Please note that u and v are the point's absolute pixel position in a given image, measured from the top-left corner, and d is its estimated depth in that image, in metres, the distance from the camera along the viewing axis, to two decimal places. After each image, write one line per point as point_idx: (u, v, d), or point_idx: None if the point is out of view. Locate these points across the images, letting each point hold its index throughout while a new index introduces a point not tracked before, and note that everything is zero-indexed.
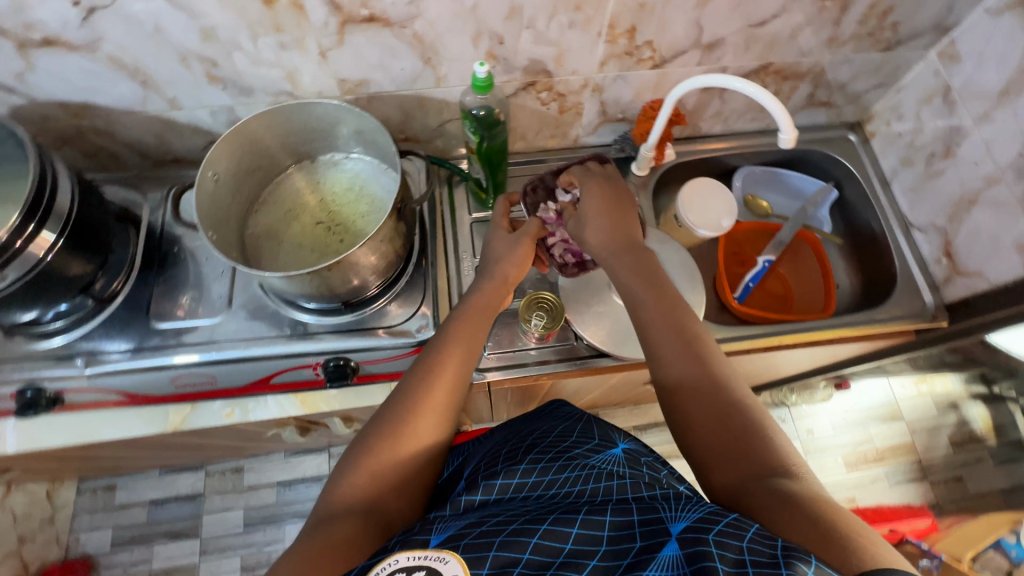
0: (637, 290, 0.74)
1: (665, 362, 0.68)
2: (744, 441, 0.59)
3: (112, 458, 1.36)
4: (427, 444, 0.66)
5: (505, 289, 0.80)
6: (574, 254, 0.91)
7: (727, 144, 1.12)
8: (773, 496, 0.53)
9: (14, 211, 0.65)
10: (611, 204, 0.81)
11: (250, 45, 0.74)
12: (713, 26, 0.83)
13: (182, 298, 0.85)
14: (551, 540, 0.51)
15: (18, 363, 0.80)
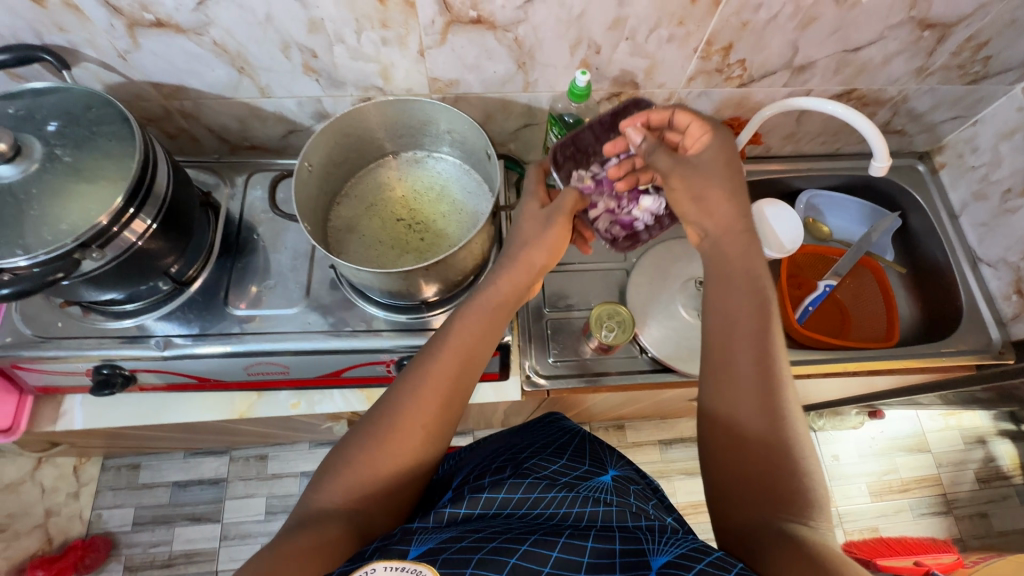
0: (726, 283, 0.60)
1: (725, 369, 0.57)
2: (779, 476, 0.52)
3: (142, 436, 1.35)
4: (415, 455, 0.59)
5: (524, 279, 0.70)
6: (624, 227, 0.82)
7: (794, 166, 1.12)
8: (788, 542, 0.48)
9: (119, 194, 0.64)
10: (713, 167, 0.64)
11: (354, 38, 0.74)
12: (808, 48, 0.82)
13: (259, 287, 0.85)
14: (529, 562, 0.49)
15: (95, 341, 0.79)
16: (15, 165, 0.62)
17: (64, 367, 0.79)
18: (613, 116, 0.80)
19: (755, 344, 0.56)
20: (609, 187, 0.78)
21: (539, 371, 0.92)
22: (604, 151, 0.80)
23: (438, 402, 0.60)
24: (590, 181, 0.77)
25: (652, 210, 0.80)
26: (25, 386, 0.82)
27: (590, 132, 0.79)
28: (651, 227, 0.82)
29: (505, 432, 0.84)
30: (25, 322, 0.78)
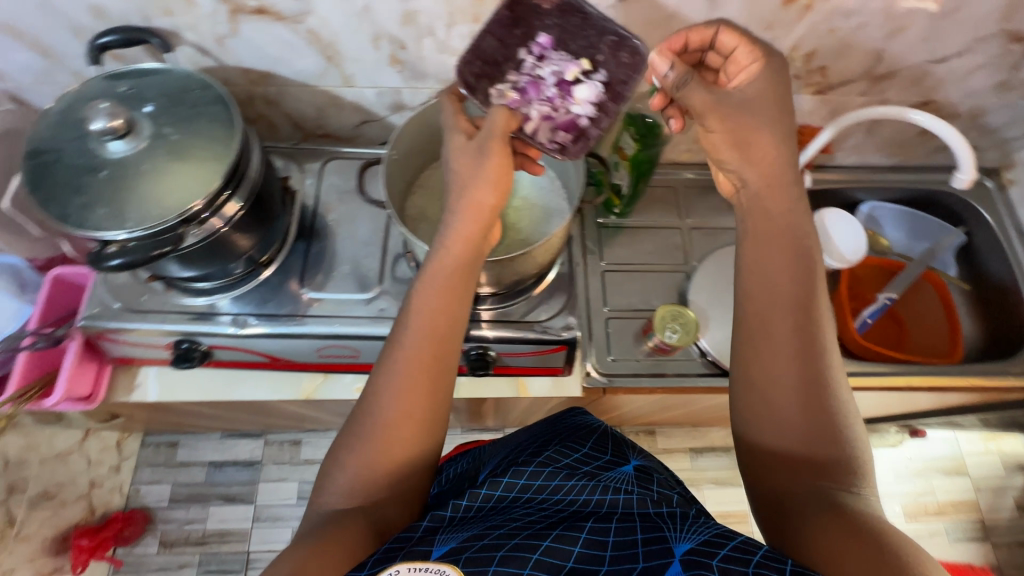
0: (763, 251, 0.58)
1: (752, 346, 0.56)
2: (817, 444, 0.52)
3: (183, 413, 1.34)
4: (424, 423, 0.58)
5: (483, 222, 0.63)
6: (567, 129, 0.69)
7: (858, 178, 1.11)
8: (826, 512, 0.48)
9: (218, 174, 0.66)
10: (746, 110, 0.61)
11: (444, 32, 0.75)
12: (892, 57, 0.82)
13: (330, 272, 0.87)
14: (552, 556, 0.49)
15: (175, 316, 0.81)
16: (126, 142, 0.65)
17: (145, 340, 0.81)
18: (509, 13, 0.67)
19: (785, 314, 0.56)
20: (536, 93, 0.68)
21: (599, 370, 0.93)
22: (517, 54, 0.69)
23: (432, 365, 0.59)
24: (513, 94, 0.67)
25: (590, 99, 0.68)
26: (105, 355, 0.84)
27: (494, 33, 0.68)
28: (597, 120, 0.69)
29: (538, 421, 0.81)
30: (112, 295, 0.81)
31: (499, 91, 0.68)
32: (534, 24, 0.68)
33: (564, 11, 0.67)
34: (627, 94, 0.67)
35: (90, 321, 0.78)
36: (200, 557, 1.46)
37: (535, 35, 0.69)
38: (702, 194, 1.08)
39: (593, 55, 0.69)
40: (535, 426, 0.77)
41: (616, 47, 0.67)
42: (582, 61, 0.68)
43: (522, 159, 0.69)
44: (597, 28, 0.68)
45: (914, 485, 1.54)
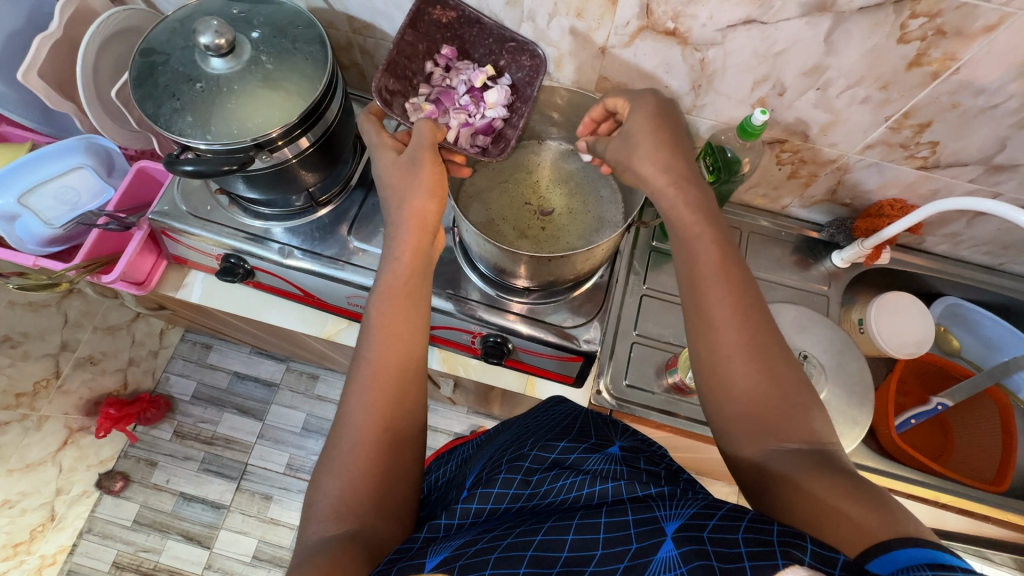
0: (691, 245, 0.62)
1: (702, 324, 0.59)
2: (774, 417, 0.53)
3: (219, 320, 1.43)
4: (401, 369, 0.63)
5: (433, 220, 0.67)
6: (485, 133, 0.77)
7: (943, 269, 1.02)
8: (791, 477, 0.49)
9: (303, 107, 0.70)
10: (650, 132, 0.65)
11: (544, 21, 0.75)
12: (1018, 149, 0.74)
13: (380, 225, 0.89)
14: (547, 550, 0.47)
15: (229, 231, 0.85)
16: (225, 61, 0.69)
17: (202, 246, 0.87)
18: (413, 30, 0.73)
19: (717, 308, 0.58)
20: (449, 104, 0.77)
21: (610, 391, 0.91)
22: (424, 67, 0.77)
23: (410, 292, 0.66)
24: (428, 107, 0.76)
25: (502, 103, 0.76)
26: (164, 250, 0.91)
27: (403, 52, 0.73)
28: (510, 120, 0.77)
29: (538, 408, 0.80)
30: (182, 198, 0.87)
31: (413, 107, 0.75)
32: (439, 37, 0.76)
33: (464, 23, 0.75)
34: (529, 94, 0.75)
35: (159, 217, 0.84)
36: (204, 454, 1.56)
37: (439, 47, 0.77)
38: (767, 244, 1.03)
39: (496, 60, 0.78)
40: (535, 412, 0.79)
41: (516, 52, 0.75)
42: (487, 68, 0.77)
43: (450, 164, 0.74)
44: (495, 36, 0.75)
45: None
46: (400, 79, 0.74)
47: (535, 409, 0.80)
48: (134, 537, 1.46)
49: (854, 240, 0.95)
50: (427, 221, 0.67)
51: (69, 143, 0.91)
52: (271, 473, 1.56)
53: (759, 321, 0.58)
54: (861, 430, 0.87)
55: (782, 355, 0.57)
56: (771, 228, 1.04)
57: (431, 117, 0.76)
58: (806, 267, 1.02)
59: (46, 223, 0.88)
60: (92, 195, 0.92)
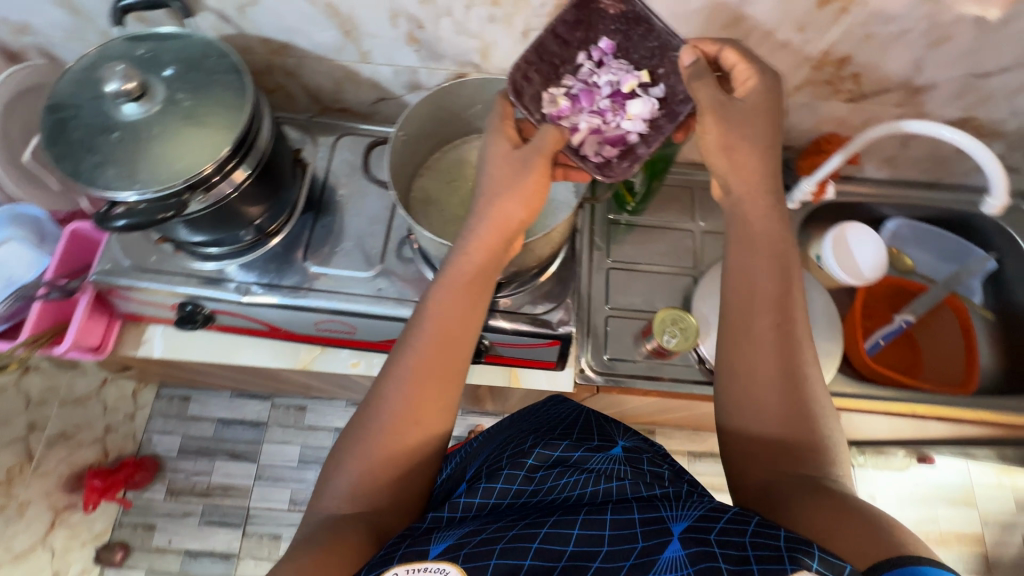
0: (741, 261, 0.61)
1: (734, 337, 0.60)
2: (789, 440, 0.55)
3: (192, 370, 1.39)
4: (442, 374, 0.61)
5: (512, 228, 0.65)
6: (613, 143, 0.72)
7: (886, 193, 1.06)
8: (800, 498, 0.50)
9: (229, 141, 0.67)
10: (756, 121, 0.62)
11: (462, 13, 0.74)
12: (934, 68, 0.77)
13: (337, 246, 0.87)
14: (551, 543, 0.50)
15: (181, 278, 0.83)
16: (140, 105, 0.66)
17: (155, 298, 0.84)
18: (575, 13, 0.68)
19: (754, 324, 0.59)
20: (586, 103, 0.72)
21: (594, 367, 0.92)
22: (575, 58, 0.72)
23: (471, 297, 0.64)
24: (564, 102, 0.71)
25: (643, 115, 0.71)
26: (116, 310, 0.87)
27: (558, 38, 0.69)
28: (646, 136, 0.70)
29: (523, 412, 0.83)
30: (124, 253, 0.83)
31: (548, 99, 0.70)
32: (600, 30, 0.71)
33: (630, 19, 0.69)
34: (681, 112, 0.68)
35: (103, 276, 0.81)
36: (203, 507, 1.52)
37: (597, 40, 0.71)
38: None
39: (654, 67, 0.71)
40: (516, 418, 0.82)
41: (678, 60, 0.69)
42: (640, 73, 0.71)
43: (565, 170, 0.70)
44: (661, 39, 0.69)
45: (918, 513, 1.73)
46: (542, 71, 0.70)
47: (538, 407, 0.79)
48: None
49: (799, 181, 0.97)
50: (507, 231, 0.65)
51: None
52: (277, 512, 1.53)
53: (797, 349, 0.58)
54: (835, 360, 0.91)
55: (815, 387, 0.57)
56: None
57: (565, 115, 0.71)
58: None
59: None
60: (26, 266, 0.86)
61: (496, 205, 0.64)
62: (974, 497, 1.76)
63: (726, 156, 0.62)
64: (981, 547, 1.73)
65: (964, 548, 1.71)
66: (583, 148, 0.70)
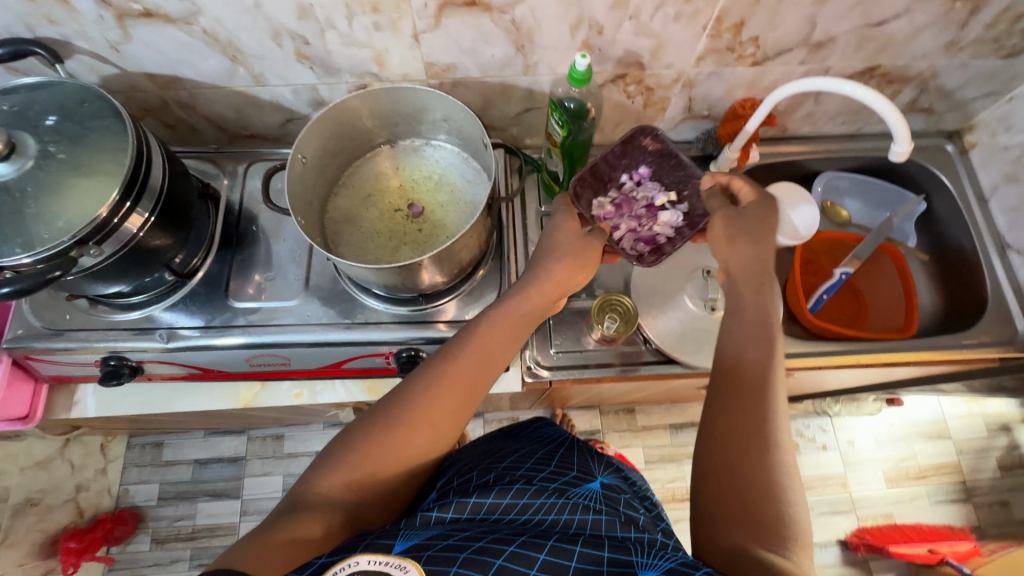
0: (738, 312, 0.66)
1: (731, 373, 0.61)
2: (757, 492, 0.52)
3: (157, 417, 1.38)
4: (461, 405, 0.63)
5: (564, 289, 0.73)
6: (647, 243, 0.84)
7: (811, 148, 1.07)
8: (762, 566, 0.46)
9: (115, 186, 0.64)
10: (765, 226, 0.69)
11: (345, 24, 0.72)
12: (828, 23, 0.78)
13: (260, 278, 0.84)
14: (515, 564, 0.49)
15: (101, 333, 0.79)
16: (11, 163, 0.63)
17: (75, 358, 0.80)
18: (622, 146, 0.85)
19: (747, 366, 0.60)
20: (628, 210, 0.85)
21: (544, 364, 0.91)
22: (619, 178, 0.87)
23: (494, 351, 0.67)
24: (608, 208, 0.84)
25: (673, 223, 0.83)
26: (39, 375, 0.84)
27: (605, 161, 0.85)
28: (674, 240, 0.82)
29: (485, 440, 0.86)
30: (35, 314, 0.80)
31: (597, 205, 0.85)
32: (642, 160, 0.87)
33: (664, 153, 0.85)
34: (700, 223, 0.79)
35: (16, 343, 0.77)
36: (191, 551, 1.61)
37: (638, 167, 0.87)
38: None
39: (684, 189, 0.85)
40: (481, 440, 0.86)
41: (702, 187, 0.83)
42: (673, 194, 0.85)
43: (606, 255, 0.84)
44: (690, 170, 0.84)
45: (895, 452, 1.81)
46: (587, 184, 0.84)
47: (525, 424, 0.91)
48: None
49: (722, 148, 0.99)
50: (558, 290, 0.73)
51: None
52: None
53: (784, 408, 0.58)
54: None
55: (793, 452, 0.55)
56: None
57: (607, 216, 0.84)
58: None
59: None
60: None
61: (552, 266, 0.73)
62: (947, 429, 1.85)
63: (729, 245, 0.70)
64: (959, 476, 1.81)
65: (943, 478, 1.79)
66: (620, 244, 0.83)
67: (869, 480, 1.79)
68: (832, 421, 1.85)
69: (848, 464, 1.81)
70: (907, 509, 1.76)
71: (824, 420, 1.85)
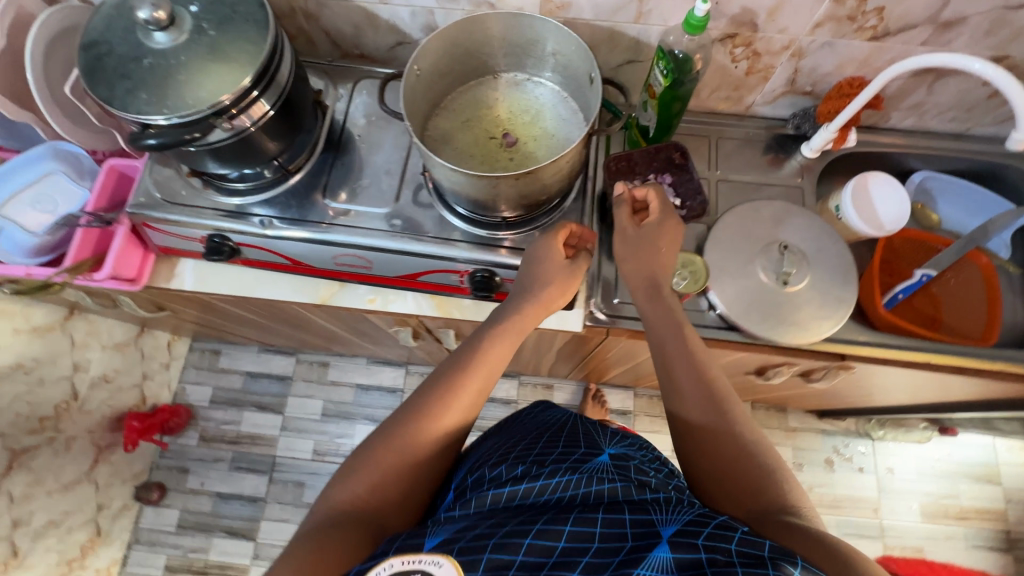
0: (663, 328, 0.76)
1: (677, 389, 0.72)
2: (751, 479, 0.63)
3: (221, 321, 1.47)
4: (461, 419, 0.71)
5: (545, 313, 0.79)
6: None
7: (912, 142, 1.03)
8: (782, 528, 0.57)
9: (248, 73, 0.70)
10: (651, 240, 0.79)
11: None
12: (961, 1, 0.75)
13: (356, 184, 0.90)
14: (545, 539, 0.53)
15: (209, 212, 0.87)
16: (168, 34, 0.69)
17: (182, 232, 0.88)
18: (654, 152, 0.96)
19: (682, 374, 0.72)
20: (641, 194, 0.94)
21: (603, 311, 0.94)
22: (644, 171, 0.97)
23: (494, 359, 0.74)
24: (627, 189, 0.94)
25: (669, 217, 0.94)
26: (150, 244, 0.93)
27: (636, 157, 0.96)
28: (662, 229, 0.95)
29: (504, 424, 0.94)
30: (156, 187, 0.88)
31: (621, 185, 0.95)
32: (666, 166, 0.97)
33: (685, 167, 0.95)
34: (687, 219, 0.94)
35: (137, 209, 0.86)
36: (233, 453, 1.78)
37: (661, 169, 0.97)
38: (738, 146, 1.04)
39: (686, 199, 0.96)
40: (496, 429, 0.93)
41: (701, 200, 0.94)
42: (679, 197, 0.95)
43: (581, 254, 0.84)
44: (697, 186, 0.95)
45: (936, 487, 1.74)
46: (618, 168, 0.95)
47: (526, 411, 0.95)
48: (182, 539, 1.70)
49: (819, 127, 0.97)
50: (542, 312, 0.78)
51: (36, 153, 0.91)
52: (301, 461, 1.78)
53: (727, 397, 0.69)
54: (847, 308, 0.89)
55: (760, 435, 0.67)
56: (739, 130, 1.05)
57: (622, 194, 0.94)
58: (778, 164, 1.03)
59: (31, 232, 0.88)
60: (67, 199, 0.91)
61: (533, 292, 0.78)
62: (998, 474, 1.77)
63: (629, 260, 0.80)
64: (1003, 524, 1.73)
65: (984, 523, 1.71)
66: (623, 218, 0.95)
67: (904, 510, 1.73)
68: (873, 445, 1.80)
69: (883, 490, 1.76)
70: (940, 547, 1.70)
71: (865, 441, 1.80)
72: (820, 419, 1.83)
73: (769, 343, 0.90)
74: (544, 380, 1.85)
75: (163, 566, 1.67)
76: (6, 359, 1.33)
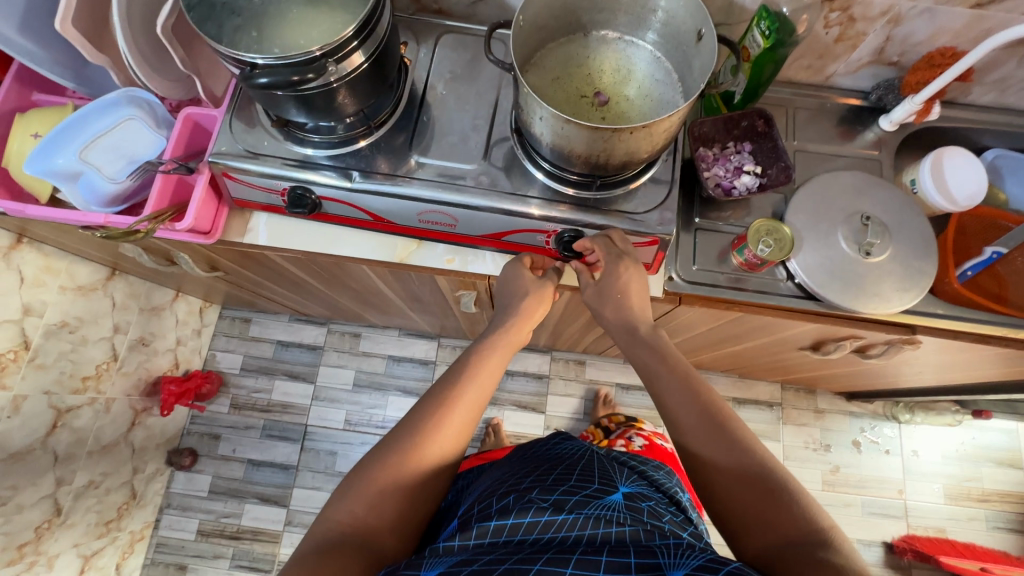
0: (652, 361, 0.75)
1: (677, 424, 0.69)
2: (767, 511, 0.60)
3: (262, 286, 1.44)
4: (459, 441, 0.69)
5: (530, 326, 0.82)
6: (724, 188, 0.93)
7: (989, 119, 1.03)
8: (807, 567, 0.54)
9: (351, 24, 0.68)
10: (619, 290, 0.81)
11: None
12: None
13: (438, 141, 0.88)
14: None
15: (292, 163, 0.85)
16: None
17: (263, 183, 0.86)
18: (737, 119, 0.94)
19: (679, 407, 0.69)
20: (723, 161, 0.94)
21: (681, 277, 0.94)
22: (726, 139, 0.96)
23: (488, 381, 0.74)
24: (708, 154, 0.94)
25: (751, 185, 0.92)
26: (224, 197, 0.91)
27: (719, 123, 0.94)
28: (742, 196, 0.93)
29: (517, 454, 0.88)
30: (237, 136, 0.86)
31: (703, 151, 0.94)
32: (748, 135, 0.95)
33: (768, 136, 0.94)
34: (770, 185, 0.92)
35: (218, 158, 0.84)
36: (265, 422, 1.76)
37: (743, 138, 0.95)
38: (814, 117, 1.03)
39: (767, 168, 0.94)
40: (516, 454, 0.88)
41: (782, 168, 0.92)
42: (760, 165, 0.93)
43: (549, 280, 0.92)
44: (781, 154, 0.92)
45: (961, 470, 1.75)
46: (703, 133, 0.94)
47: (539, 443, 0.88)
48: (213, 505, 1.68)
49: (903, 99, 0.96)
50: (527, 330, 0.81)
51: (111, 98, 0.88)
52: (332, 430, 1.75)
53: (726, 424, 0.67)
54: (928, 280, 0.89)
55: (770, 460, 0.64)
56: (816, 100, 1.04)
57: (704, 159, 0.93)
58: (854, 137, 1.03)
59: (110, 178, 0.87)
60: (144, 145, 0.90)
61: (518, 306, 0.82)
62: (1021, 459, 1.78)
63: (603, 306, 0.83)
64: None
65: (1006, 507, 1.73)
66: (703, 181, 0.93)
67: (927, 491, 1.75)
68: (899, 428, 1.80)
69: (908, 473, 1.77)
70: (962, 528, 1.72)
71: (892, 424, 1.81)
72: (848, 401, 1.84)
73: (848, 313, 0.91)
74: (577, 355, 1.84)
75: (196, 531, 1.66)
76: (52, 317, 1.31)
